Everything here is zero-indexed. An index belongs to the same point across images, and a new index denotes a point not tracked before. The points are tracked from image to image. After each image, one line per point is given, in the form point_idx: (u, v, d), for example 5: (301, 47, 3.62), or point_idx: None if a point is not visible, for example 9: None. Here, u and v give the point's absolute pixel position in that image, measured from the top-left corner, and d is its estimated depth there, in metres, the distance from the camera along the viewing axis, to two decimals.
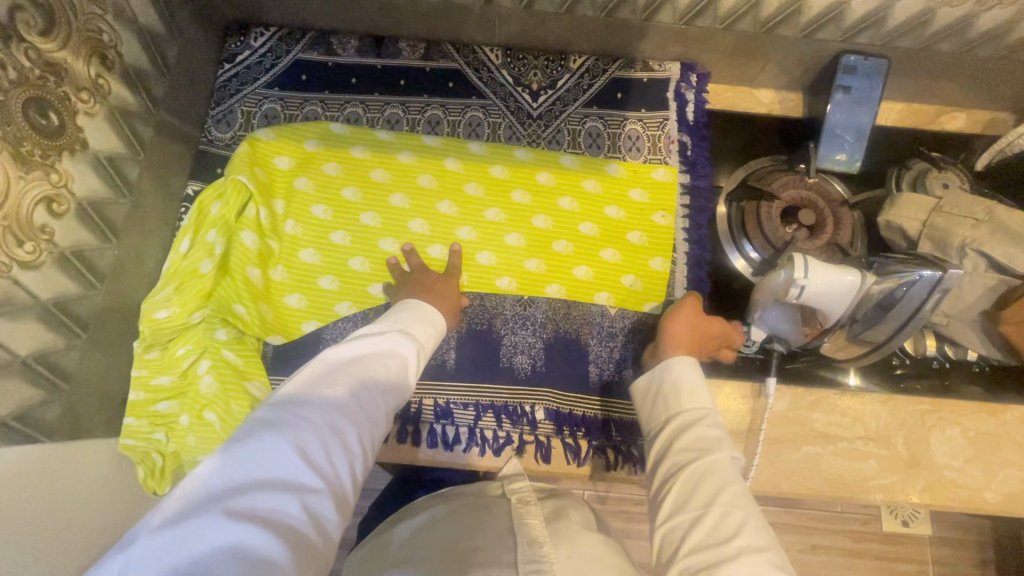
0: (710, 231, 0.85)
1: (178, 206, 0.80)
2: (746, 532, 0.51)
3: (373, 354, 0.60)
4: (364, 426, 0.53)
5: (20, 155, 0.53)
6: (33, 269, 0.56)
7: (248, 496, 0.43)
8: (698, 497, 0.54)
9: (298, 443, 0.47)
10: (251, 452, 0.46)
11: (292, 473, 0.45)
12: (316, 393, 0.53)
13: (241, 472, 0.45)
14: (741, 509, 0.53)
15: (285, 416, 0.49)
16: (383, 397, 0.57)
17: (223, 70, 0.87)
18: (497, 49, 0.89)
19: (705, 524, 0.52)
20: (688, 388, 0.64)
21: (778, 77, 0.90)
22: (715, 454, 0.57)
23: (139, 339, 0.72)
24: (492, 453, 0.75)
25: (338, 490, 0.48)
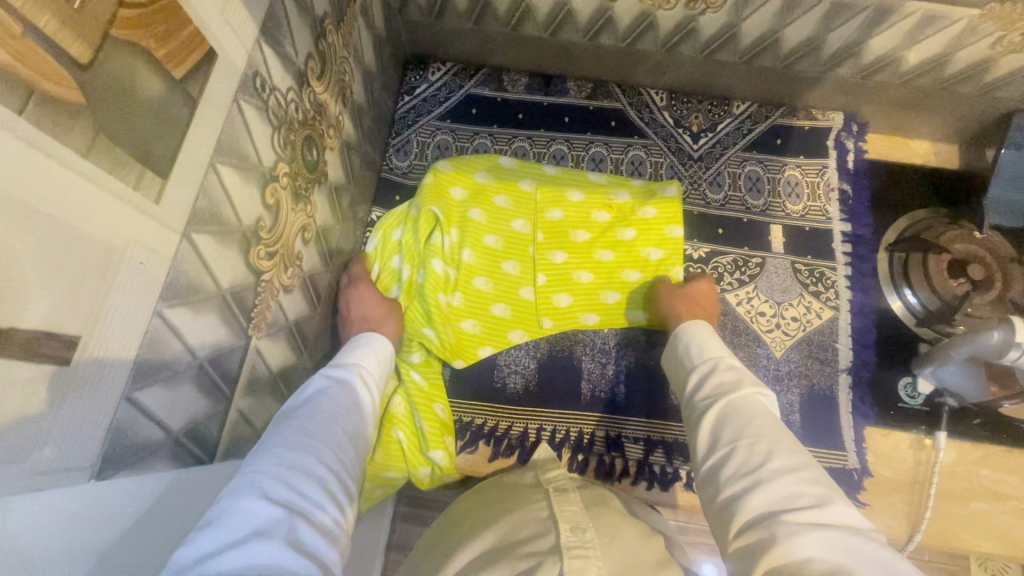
0: (873, 279, 0.85)
1: (363, 230, 0.85)
2: (779, 456, 0.48)
3: (317, 394, 0.56)
4: (331, 458, 0.49)
5: (296, 189, 0.58)
6: (289, 293, 0.60)
7: (226, 553, 0.37)
8: (726, 431, 0.53)
9: (265, 488, 0.42)
10: (221, 516, 0.39)
11: (268, 515, 0.40)
12: (278, 440, 0.48)
13: (214, 536, 0.38)
14: (777, 438, 0.50)
15: (250, 469, 0.44)
16: (341, 430, 0.53)
17: (401, 101, 0.92)
18: (660, 92, 0.93)
19: (736, 455, 0.50)
20: (699, 346, 0.66)
21: (939, 129, 0.91)
22: (740, 395, 0.56)
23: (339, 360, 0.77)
24: (661, 488, 0.76)
25: (324, 526, 0.43)
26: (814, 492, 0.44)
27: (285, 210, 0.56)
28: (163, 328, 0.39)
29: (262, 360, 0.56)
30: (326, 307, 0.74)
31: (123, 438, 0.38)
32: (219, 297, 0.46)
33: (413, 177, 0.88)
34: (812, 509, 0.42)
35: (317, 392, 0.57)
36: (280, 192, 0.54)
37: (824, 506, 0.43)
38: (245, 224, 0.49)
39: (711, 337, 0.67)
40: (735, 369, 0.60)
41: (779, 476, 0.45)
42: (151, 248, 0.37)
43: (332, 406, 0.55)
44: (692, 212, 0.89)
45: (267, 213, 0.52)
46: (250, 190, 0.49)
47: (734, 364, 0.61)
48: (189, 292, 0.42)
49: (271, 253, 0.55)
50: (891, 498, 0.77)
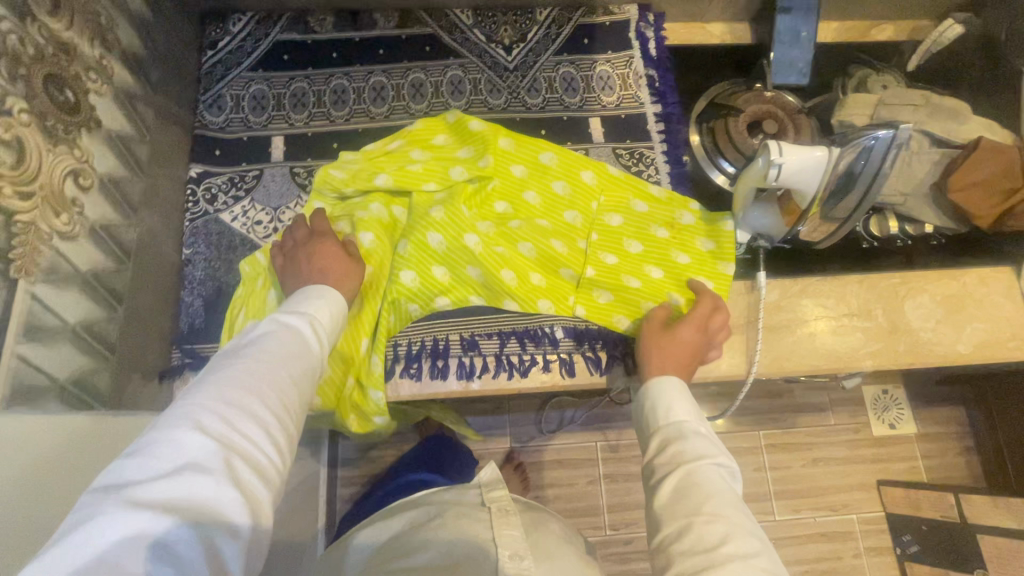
0: (688, 151, 0.92)
1: (185, 188, 0.82)
2: (734, 539, 0.50)
3: (265, 334, 0.54)
4: (279, 395, 0.49)
5: (47, 130, 0.55)
6: (70, 241, 0.58)
7: (154, 483, 0.39)
8: (684, 504, 0.54)
9: (203, 421, 0.43)
10: (155, 444, 0.41)
11: (201, 448, 0.41)
12: (222, 372, 0.48)
13: (148, 466, 0.40)
14: (735, 521, 0.52)
15: (189, 400, 0.45)
16: (293, 368, 0.52)
17: (206, 57, 0.89)
18: (467, 11, 0.95)
19: (693, 530, 0.52)
20: (666, 405, 0.65)
21: (726, 8, 0.98)
22: (701, 465, 0.57)
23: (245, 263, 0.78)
24: (519, 375, 0.80)
25: (263, 462, 0.44)
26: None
27: (33, 148, 0.53)
28: None
29: (45, 309, 0.54)
30: (145, 264, 0.72)
31: None
32: None
33: (232, 130, 0.87)
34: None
35: (270, 329, 0.55)
36: (21, 129, 0.52)
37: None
38: None
39: (682, 395, 0.66)
40: (704, 437, 0.61)
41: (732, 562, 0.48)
42: None
43: (283, 346, 0.53)
44: (516, 118, 0.92)
45: (4, 149, 0.50)
46: None
47: (704, 435, 0.62)
48: None
49: (26, 193, 0.52)
50: (728, 340, 0.84)
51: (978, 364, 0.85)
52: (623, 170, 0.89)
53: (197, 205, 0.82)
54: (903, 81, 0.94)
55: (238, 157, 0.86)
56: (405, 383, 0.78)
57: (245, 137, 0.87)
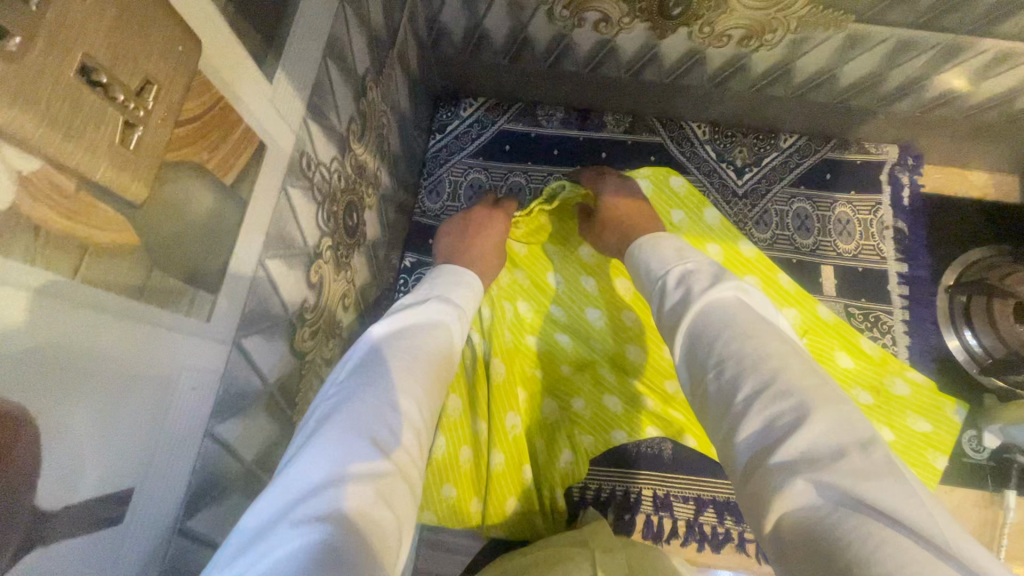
0: (934, 324, 0.81)
1: (397, 277, 0.82)
2: (773, 367, 0.37)
3: (413, 324, 0.47)
4: (430, 402, 0.43)
5: (337, 260, 0.55)
6: (329, 364, 0.57)
7: (319, 497, 0.31)
8: (698, 359, 0.42)
9: (353, 424, 0.36)
10: (308, 459, 0.34)
11: (359, 456, 0.34)
12: (375, 369, 0.41)
13: (304, 479, 0.33)
14: (752, 352, 0.39)
15: (342, 402, 0.38)
16: (443, 367, 0.46)
17: (433, 139, 0.88)
18: (704, 124, 0.88)
19: (710, 390, 0.39)
20: (665, 247, 0.53)
21: (1000, 160, 0.86)
22: (700, 307, 0.44)
23: None
24: (712, 548, 0.73)
25: (410, 476, 0.37)
26: (788, 407, 0.34)
27: (326, 285, 0.52)
28: (213, 448, 0.36)
29: None
30: None
31: (177, 573, 0.35)
32: (267, 393, 0.43)
33: (447, 220, 0.85)
34: (793, 435, 0.33)
35: (413, 320, 0.47)
36: (323, 268, 0.51)
37: (802, 428, 0.33)
38: (291, 311, 0.45)
39: (666, 249, 0.53)
40: (685, 280, 0.47)
41: (753, 408, 0.36)
42: (203, 369, 0.34)
43: (431, 342, 0.46)
44: None
45: (311, 292, 0.49)
46: (295, 276, 0.45)
47: (688, 271, 0.48)
48: (239, 400, 0.39)
49: (314, 330, 0.51)
50: None
51: None
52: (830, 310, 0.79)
53: (406, 295, 0.81)
54: None
55: None
56: None
57: None
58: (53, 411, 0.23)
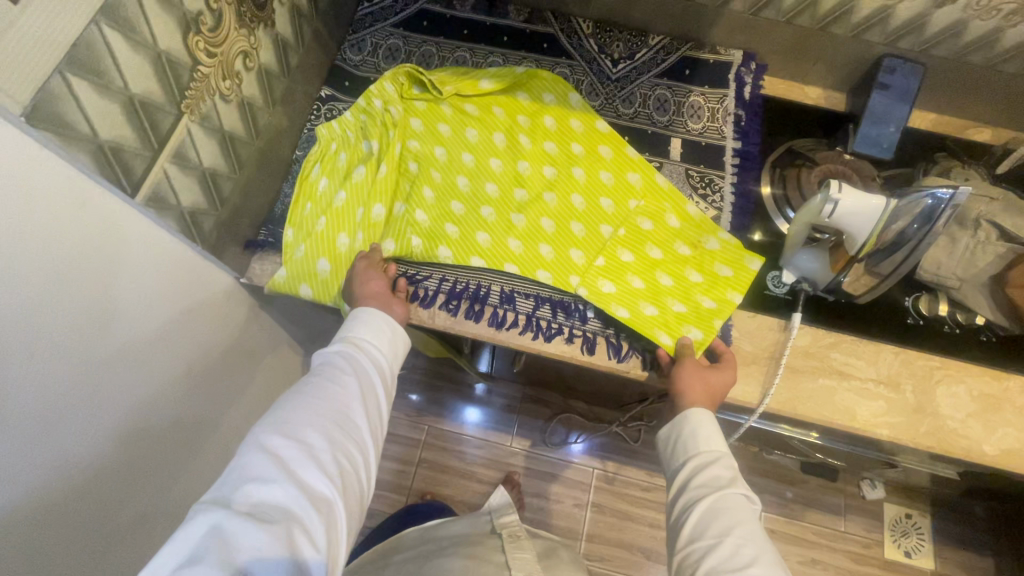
0: (755, 190, 0.97)
1: (312, 103, 0.96)
2: (760, 562, 0.62)
3: (329, 368, 0.72)
4: (334, 411, 0.66)
5: (240, 15, 0.70)
6: (226, 104, 0.72)
7: (235, 497, 0.53)
8: (713, 528, 0.66)
9: (265, 443, 0.59)
10: (230, 469, 0.56)
11: (267, 466, 0.57)
12: (289, 405, 0.65)
13: (226, 484, 0.55)
14: (761, 549, 0.63)
15: (259, 429, 0.61)
16: (351, 396, 0.69)
17: (362, 7, 1.05)
18: (589, 22, 1.06)
19: (725, 549, 0.63)
20: (705, 435, 0.75)
21: (826, 73, 1.04)
22: (736, 492, 0.69)
23: (339, 144, 0.92)
24: (544, 338, 0.85)
25: (320, 467, 0.60)
26: None
27: (226, 23, 0.67)
28: (97, 37, 0.50)
29: (191, 145, 0.67)
30: (266, 150, 0.85)
31: (53, 105, 0.47)
32: (153, 52, 0.57)
33: (363, 69, 1.00)
34: None
35: (331, 365, 0.72)
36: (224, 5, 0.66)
37: None
38: (187, 6, 0.60)
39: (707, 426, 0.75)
40: (730, 469, 0.72)
41: None
42: None
43: (341, 380, 0.70)
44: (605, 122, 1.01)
45: (210, 14, 0.64)
46: None
47: (733, 467, 0.72)
48: (127, 27, 0.53)
49: (211, 52, 0.66)
50: (749, 368, 0.87)
51: (1002, 470, 0.81)
52: (666, 181, 0.94)
53: (317, 119, 0.96)
54: (986, 178, 0.95)
55: (360, 91, 0.98)
56: (442, 315, 0.87)
57: (372, 78, 1.00)
58: None
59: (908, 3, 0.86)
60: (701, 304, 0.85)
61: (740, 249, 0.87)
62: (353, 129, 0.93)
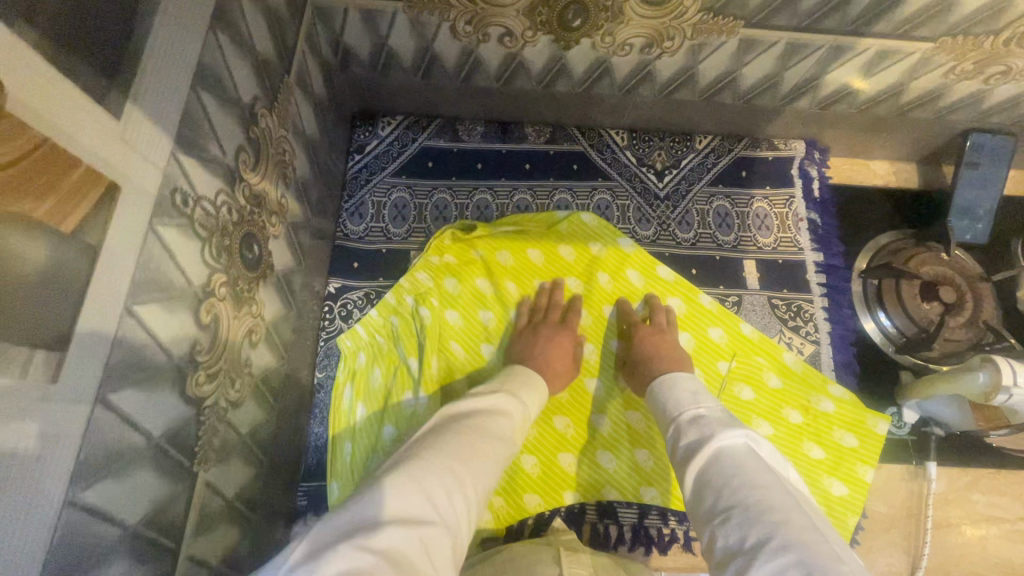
0: (850, 308, 0.85)
1: (321, 304, 0.79)
2: (752, 528, 0.43)
3: (487, 410, 0.55)
4: (490, 476, 0.48)
5: (237, 297, 0.52)
6: (238, 405, 0.54)
7: (377, 532, 0.37)
8: (703, 508, 0.49)
9: (420, 476, 0.42)
10: (373, 497, 0.40)
11: (415, 509, 0.40)
12: (445, 437, 0.48)
13: (377, 505, 0.39)
14: (750, 506, 0.45)
15: (421, 453, 0.45)
16: (507, 458, 0.51)
17: (352, 161, 0.86)
18: (622, 131, 0.90)
19: (716, 536, 0.46)
20: (666, 406, 0.63)
21: (897, 149, 0.91)
22: (709, 452, 0.52)
23: (370, 356, 0.77)
24: (658, 551, 0.73)
25: (456, 541, 0.42)
26: (791, 563, 0.39)
27: (223, 323, 0.50)
28: (75, 517, 0.33)
29: (213, 494, 0.50)
30: (286, 400, 0.68)
31: None
32: (151, 449, 0.40)
33: (372, 242, 0.83)
34: None
35: (491, 408, 0.56)
36: (218, 305, 0.48)
37: None
38: (177, 357, 0.42)
39: (678, 382, 0.65)
40: (697, 421, 0.57)
41: (755, 553, 0.41)
42: (48, 437, 0.30)
43: (499, 429, 0.53)
44: (663, 253, 0.87)
45: (205, 333, 0.47)
46: (178, 319, 0.43)
47: (701, 415, 0.58)
48: (111, 460, 0.36)
49: (212, 373, 0.48)
50: (890, 535, 0.76)
51: None
52: (755, 328, 0.82)
53: (332, 322, 0.79)
54: None
55: (375, 271, 0.82)
56: None
57: (384, 249, 0.83)
58: None
59: (1007, 86, 0.74)
60: (829, 489, 0.75)
61: (860, 408, 0.77)
62: (382, 333, 0.77)
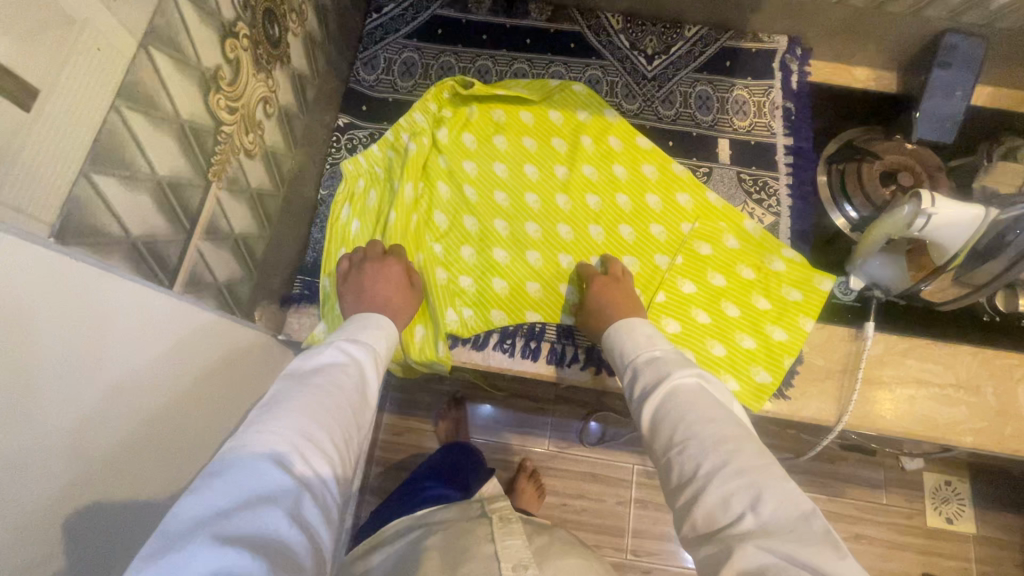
0: (813, 190, 0.91)
1: (331, 134, 0.89)
2: (708, 454, 0.53)
3: (331, 366, 0.60)
4: (342, 427, 0.55)
5: (258, 60, 0.62)
6: (251, 159, 0.64)
7: (231, 520, 0.42)
8: (661, 441, 0.58)
9: (275, 456, 0.47)
10: (227, 480, 0.45)
11: (277, 486, 0.46)
12: (292, 401, 0.53)
13: (227, 498, 0.44)
14: (704, 439, 0.55)
15: (264, 430, 0.49)
16: (352, 405, 0.58)
17: (371, 20, 0.96)
18: (618, 16, 0.98)
19: (674, 464, 0.56)
20: (626, 348, 0.71)
21: (876, 53, 0.96)
22: (666, 390, 0.61)
23: (367, 182, 0.86)
24: (608, 372, 0.81)
25: (320, 495, 0.49)
26: (743, 487, 0.50)
27: (244, 70, 0.59)
28: (121, 124, 0.43)
29: (222, 214, 0.60)
30: (291, 196, 0.78)
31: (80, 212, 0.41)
32: (177, 123, 0.50)
33: (380, 90, 0.92)
34: (745, 513, 0.48)
35: (333, 365, 0.60)
36: (241, 51, 0.58)
37: (757, 503, 0.48)
38: (204, 65, 0.52)
39: (631, 332, 0.72)
40: (654, 363, 0.66)
41: (712, 477, 0.52)
42: (106, 36, 0.40)
43: (344, 382, 0.59)
44: (644, 126, 0.94)
45: (228, 66, 0.56)
46: (208, 33, 0.52)
47: (657, 357, 0.67)
48: (147, 103, 0.46)
49: (231, 108, 0.58)
50: (823, 384, 0.82)
51: None
52: (720, 197, 0.89)
53: (339, 152, 0.89)
54: None
55: (381, 115, 0.91)
56: (496, 356, 0.82)
57: (390, 98, 0.93)
58: None
59: None
60: (770, 335, 0.82)
61: (808, 268, 0.84)
62: (381, 165, 0.87)
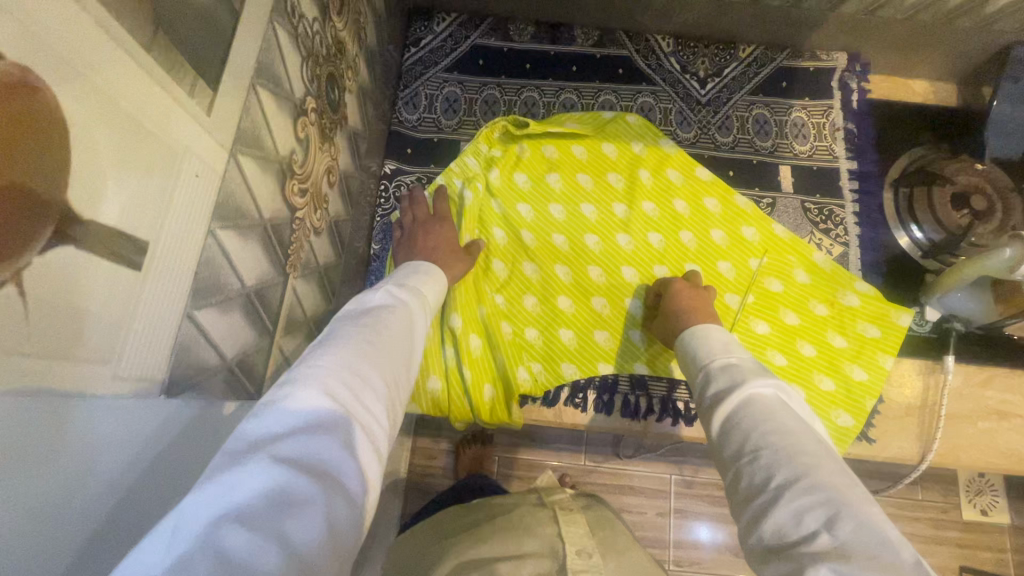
0: (881, 215, 0.88)
1: (378, 182, 0.85)
2: (783, 466, 0.43)
3: (381, 305, 0.52)
4: (395, 367, 0.47)
5: (324, 131, 0.57)
6: (319, 235, 0.60)
7: (281, 442, 0.34)
8: (729, 447, 0.48)
9: (327, 384, 0.39)
10: (277, 407, 0.36)
11: (327, 412, 0.37)
12: (342, 335, 0.45)
13: (278, 423, 0.36)
14: (778, 445, 0.45)
15: (311, 361, 0.41)
16: (404, 342, 0.49)
17: (408, 54, 0.90)
18: (667, 38, 0.93)
19: (742, 473, 0.46)
20: (701, 353, 0.61)
21: (938, 66, 0.92)
22: (739, 395, 0.51)
23: None
24: (686, 424, 0.78)
25: (374, 433, 0.41)
26: (818, 504, 0.40)
27: (313, 145, 0.55)
28: (215, 248, 0.39)
29: (298, 302, 0.56)
30: (349, 257, 0.73)
31: (185, 358, 0.37)
32: (261, 226, 0.45)
33: (424, 130, 0.88)
34: (821, 534, 0.38)
35: (383, 302, 0.52)
36: (310, 126, 0.53)
37: (835, 525, 0.38)
38: (281, 154, 0.48)
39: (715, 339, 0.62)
40: (728, 368, 0.56)
41: (784, 493, 0.42)
42: (204, 159, 0.36)
43: (394, 320, 0.50)
44: (702, 155, 0.90)
45: (299, 147, 0.52)
46: (284, 119, 0.48)
47: (732, 362, 0.57)
48: (236, 215, 0.41)
49: (303, 189, 0.54)
50: (903, 422, 0.80)
51: None
52: (787, 229, 0.86)
53: (387, 201, 0.84)
54: None
55: (427, 157, 0.87)
56: (569, 411, 0.79)
57: (436, 138, 0.88)
58: (73, 103, 0.25)
59: None
60: (850, 375, 0.80)
61: (884, 303, 0.81)
62: None
